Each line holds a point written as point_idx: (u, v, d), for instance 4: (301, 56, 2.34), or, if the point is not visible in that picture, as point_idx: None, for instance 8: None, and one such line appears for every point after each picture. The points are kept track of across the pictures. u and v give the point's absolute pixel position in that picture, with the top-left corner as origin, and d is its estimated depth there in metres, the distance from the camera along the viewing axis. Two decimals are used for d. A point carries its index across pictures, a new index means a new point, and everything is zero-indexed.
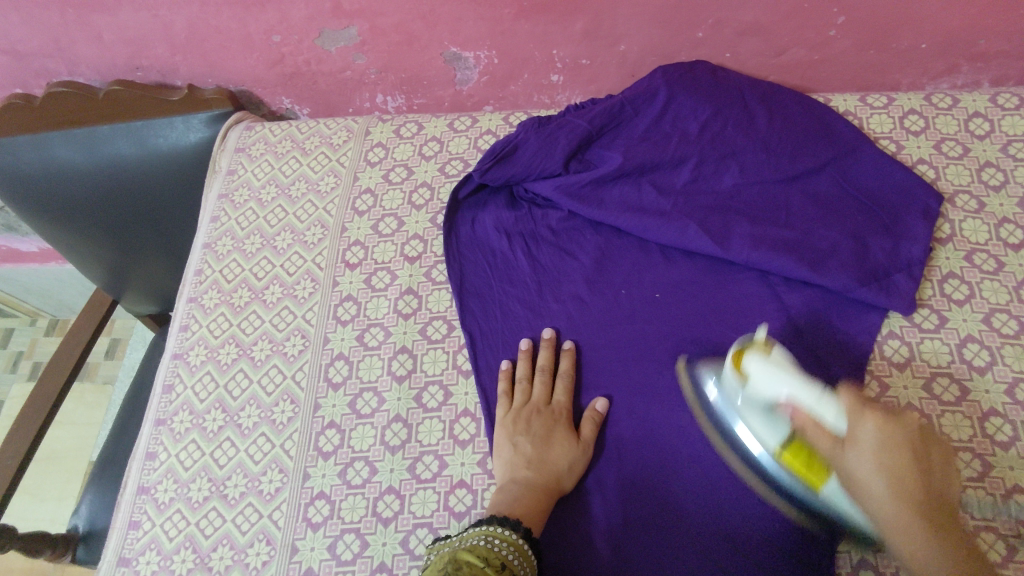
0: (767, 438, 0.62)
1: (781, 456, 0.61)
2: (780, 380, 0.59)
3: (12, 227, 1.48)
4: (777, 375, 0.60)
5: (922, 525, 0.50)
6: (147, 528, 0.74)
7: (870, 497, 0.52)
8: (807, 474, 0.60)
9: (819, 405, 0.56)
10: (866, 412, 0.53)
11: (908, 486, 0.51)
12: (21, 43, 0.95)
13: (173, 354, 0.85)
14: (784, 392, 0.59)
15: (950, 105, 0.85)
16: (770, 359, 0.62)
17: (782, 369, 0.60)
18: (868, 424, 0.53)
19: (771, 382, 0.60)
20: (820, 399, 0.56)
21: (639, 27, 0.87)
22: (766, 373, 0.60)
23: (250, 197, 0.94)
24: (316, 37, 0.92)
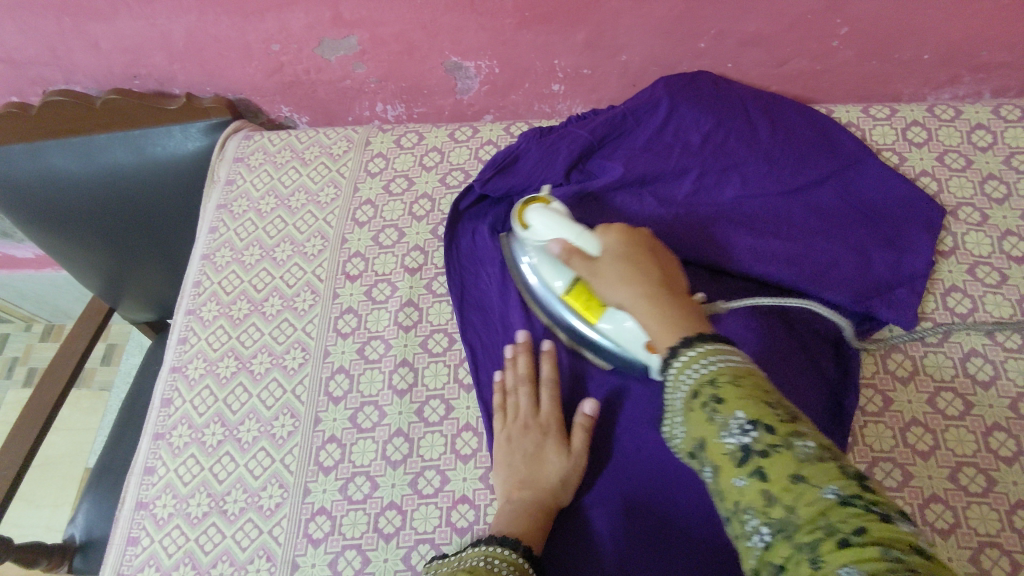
0: (557, 281, 0.72)
1: (568, 300, 0.72)
2: (554, 225, 0.68)
3: (8, 233, 1.47)
4: (546, 222, 0.69)
5: (654, 294, 0.56)
6: (146, 544, 0.73)
7: (621, 286, 0.59)
8: (586, 310, 0.71)
9: (581, 239, 0.65)
10: (610, 228, 0.64)
11: (645, 272, 0.59)
12: (17, 51, 0.94)
13: (172, 367, 0.84)
14: (554, 235, 0.68)
15: (952, 116, 0.85)
16: (550, 208, 0.70)
17: (557, 215, 0.68)
18: (612, 239, 0.63)
19: (543, 227, 0.69)
20: (579, 238, 0.65)
21: (640, 38, 0.87)
22: (538, 220, 0.70)
23: (249, 207, 0.94)
24: (316, 47, 0.92)
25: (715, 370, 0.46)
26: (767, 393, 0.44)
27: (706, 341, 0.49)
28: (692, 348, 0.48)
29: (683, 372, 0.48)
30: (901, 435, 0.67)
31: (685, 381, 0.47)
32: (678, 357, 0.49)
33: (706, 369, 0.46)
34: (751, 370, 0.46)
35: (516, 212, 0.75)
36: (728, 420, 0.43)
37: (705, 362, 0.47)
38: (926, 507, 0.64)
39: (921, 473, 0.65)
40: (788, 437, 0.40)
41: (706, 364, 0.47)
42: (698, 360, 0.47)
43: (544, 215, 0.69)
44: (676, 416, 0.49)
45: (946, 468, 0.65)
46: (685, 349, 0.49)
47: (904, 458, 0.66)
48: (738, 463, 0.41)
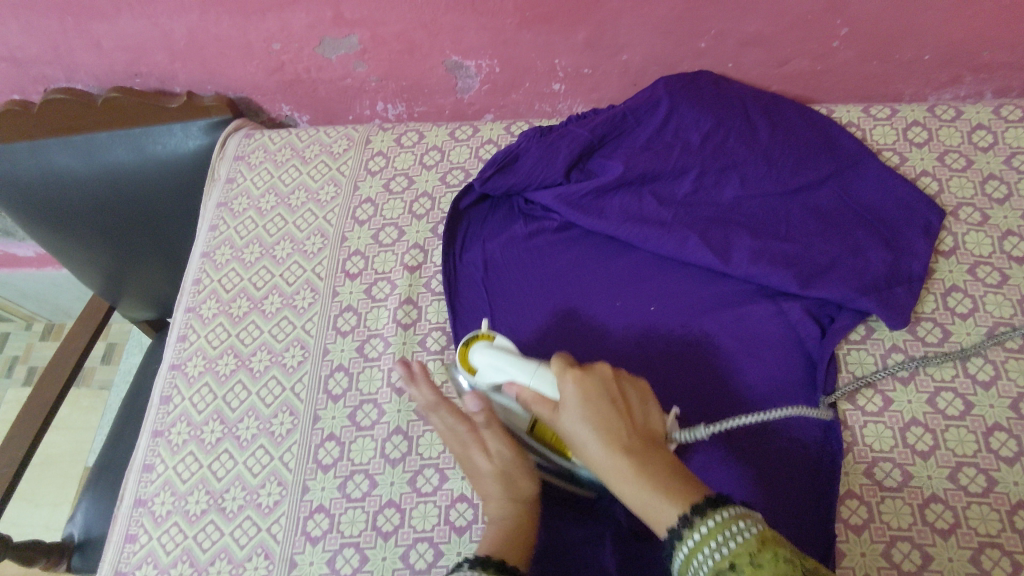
0: (521, 415, 0.69)
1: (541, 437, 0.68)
2: (500, 364, 0.66)
3: (9, 232, 1.46)
4: (501, 360, 0.66)
5: (629, 452, 0.54)
6: (144, 542, 0.73)
7: (582, 442, 0.56)
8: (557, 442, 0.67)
9: (535, 382, 0.63)
10: (560, 360, 0.62)
11: (608, 418, 0.56)
12: (19, 49, 0.94)
13: (170, 365, 0.84)
14: (507, 378, 0.65)
15: (953, 117, 0.85)
16: (496, 346, 0.68)
17: (503, 352, 0.67)
18: (568, 382, 0.58)
19: (503, 365, 0.66)
20: (535, 377, 0.63)
21: (640, 37, 0.87)
22: (492, 361, 0.67)
23: (250, 205, 0.94)
24: (317, 45, 0.92)
25: (738, 539, 0.45)
26: (786, 553, 0.44)
27: (722, 508, 0.47)
28: (705, 521, 0.47)
29: (709, 543, 0.46)
30: (901, 434, 0.67)
31: (708, 564, 0.45)
32: (697, 527, 0.47)
33: (728, 547, 0.45)
34: (766, 535, 0.45)
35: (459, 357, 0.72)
36: None
37: (727, 536, 0.45)
38: (926, 507, 0.64)
39: (920, 473, 0.65)
40: None
41: (730, 536, 0.45)
42: (719, 538, 0.45)
43: (492, 353, 0.67)
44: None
45: (946, 468, 0.65)
46: (697, 522, 0.47)
47: (904, 459, 0.66)
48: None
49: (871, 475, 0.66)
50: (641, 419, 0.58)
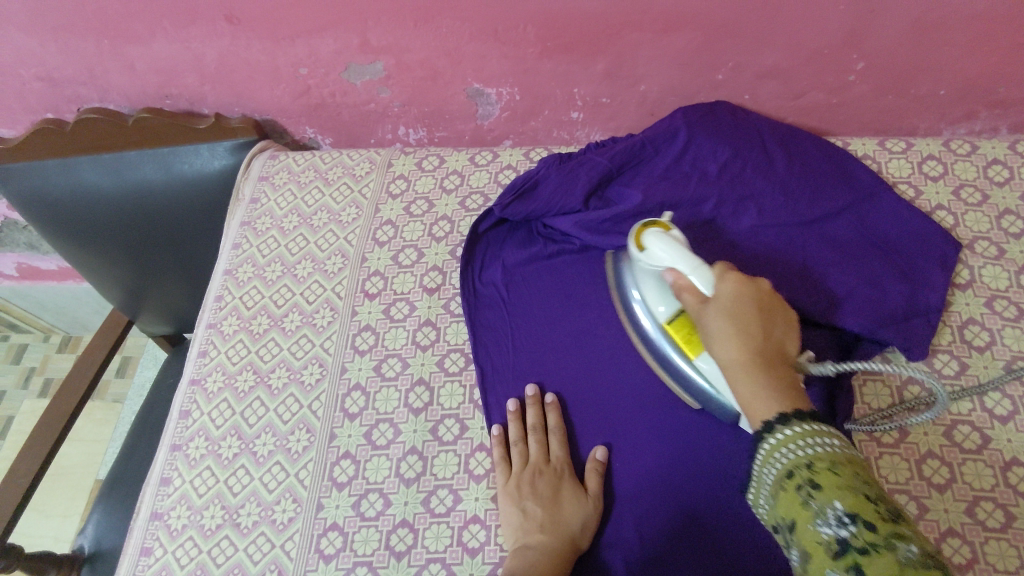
0: (659, 308, 0.67)
1: (667, 330, 0.67)
2: (669, 250, 0.63)
3: (33, 246, 1.49)
4: (668, 248, 0.63)
5: (757, 362, 0.54)
6: (159, 555, 0.74)
7: (717, 344, 0.56)
8: (685, 346, 0.65)
9: (694, 274, 0.61)
10: (728, 276, 0.60)
11: (752, 339, 0.55)
12: (56, 70, 0.97)
13: (190, 380, 0.85)
14: (671, 263, 0.63)
15: (968, 151, 0.86)
16: (670, 235, 0.65)
17: (676, 242, 0.64)
18: (727, 284, 0.59)
19: (662, 252, 0.64)
20: (694, 271, 0.61)
21: (658, 69, 0.89)
22: (658, 242, 0.64)
23: (273, 225, 0.96)
24: (343, 71, 0.94)
25: (814, 450, 0.47)
26: (868, 485, 0.44)
27: (806, 421, 0.49)
28: (791, 424, 0.49)
29: (789, 446, 0.48)
30: (917, 466, 0.67)
31: (783, 462, 0.48)
32: (780, 430, 0.49)
33: (804, 453, 0.47)
34: (849, 457, 0.46)
35: (631, 231, 0.70)
36: (825, 506, 0.43)
37: (807, 444, 0.47)
38: (943, 541, 0.63)
39: (937, 506, 0.65)
40: (888, 535, 0.40)
41: (805, 446, 0.47)
42: (797, 442, 0.48)
43: (663, 239, 0.64)
44: (769, 496, 0.49)
45: (963, 501, 0.65)
46: (785, 424, 0.49)
47: (920, 491, 0.66)
48: (833, 554, 0.42)
49: None
50: (782, 339, 0.57)
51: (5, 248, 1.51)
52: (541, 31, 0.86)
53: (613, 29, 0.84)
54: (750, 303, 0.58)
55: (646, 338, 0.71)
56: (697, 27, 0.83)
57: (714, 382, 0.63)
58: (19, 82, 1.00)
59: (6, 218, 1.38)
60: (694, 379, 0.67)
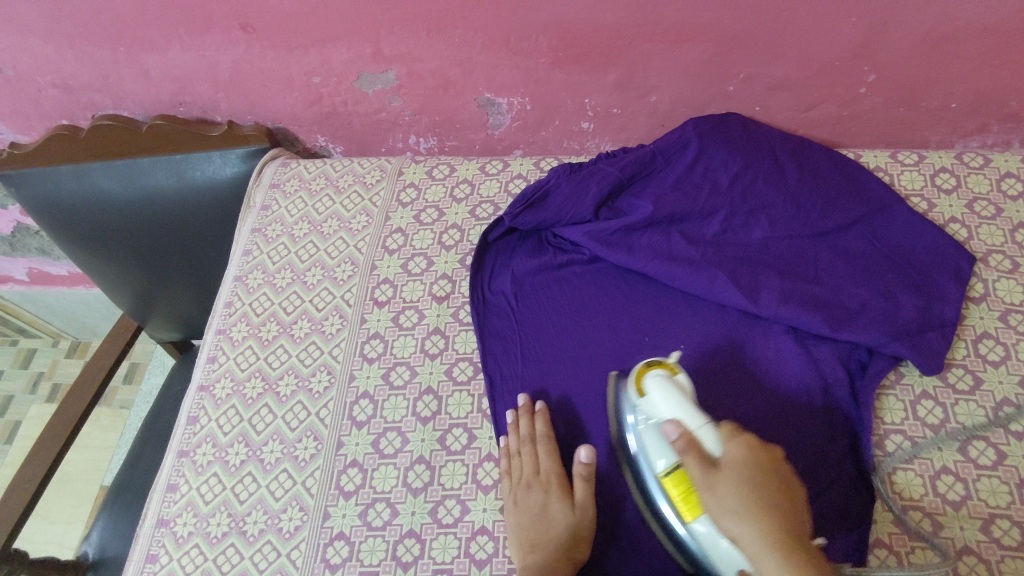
0: (659, 460, 0.64)
1: (666, 484, 0.63)
2: (671, 401, 0.62)
3: (44, 251, 1.50)
4: (671, 397, 0.62)
5: (779, 539, 0.52)
6: (164, 562, 0.73)
7: (724, 518, 0.55)
8: (683, 504, 0.61)
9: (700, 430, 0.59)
10: (740, 436, 0.58)
11: (767, 508, 0.54)
12: (72, 77, 0.99)
13: (199, 386, 0.85)
14: (674, 414, 0.61)
15: (981, 164, 0.85)
16: (673, 381, 0.64)
17: (681, 394, 0.62)
18: (737, 446, 0.58)
19: (663, 401, 0.62)
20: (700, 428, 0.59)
21: (669, 79, 0.89)
22: (660, 392, 0.63)
23: (283, 232, 0.96)
24: (355, 80, 0.95)
25: None
26: None
27: None
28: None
29: None
30: (931, 482, 0.66)
31: None
32: None
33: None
34: None
35: (634, 373, 0.69)
36: None
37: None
38: (959, 559, 0.62)
39: (952, 523, 0.64)
40: None
41: None
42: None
43: (664, 388, 0.63)
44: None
45: (978, 518, 0.64)
46: None
47: (934, 508, 0.65)
48: None
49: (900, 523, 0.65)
50: (795, 496, 0.56)
51: (16, 253, 1.51)
52: (553, 42, 0.86)
53: (625, 39, 0.85)
54: (766, 471, 0.56)
55: (647, 497, 0.67)
56: (708, 39, 0.83)
57: (714, 543, 0.59)
58: (35, 89, 1.01)
59: (18, 223, 1.39)
60: (689, 539, 0.62)
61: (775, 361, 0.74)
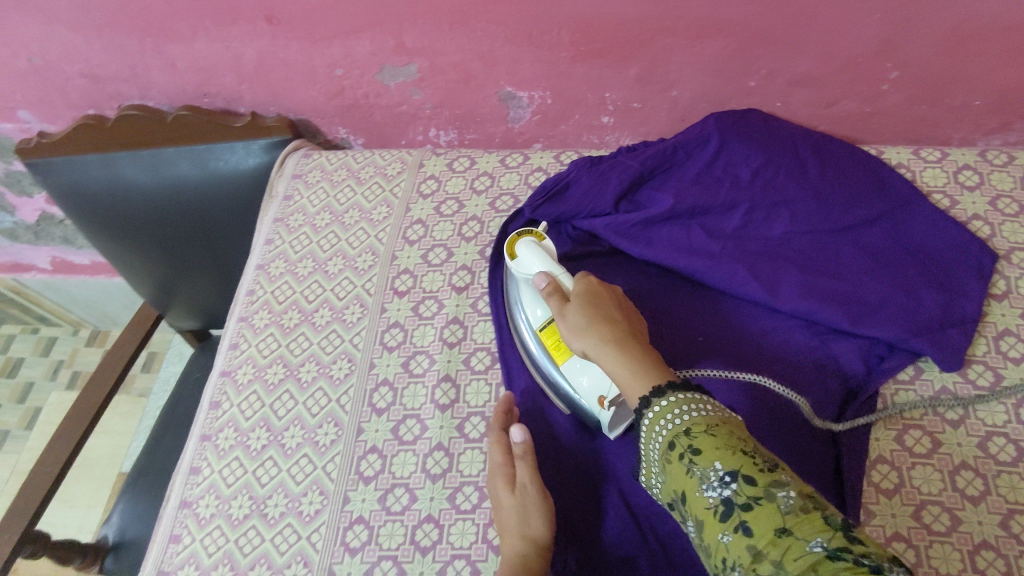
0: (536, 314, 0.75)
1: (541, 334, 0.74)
2: (539, 260, 0.72)
3: (68, 240, 1.52)
4: (534, 253, 0.72)
5: (619, 335, 0.60)
6: (187, 543, 0.75)
7: (576, 334, 0.63)
8: (555, 351, 0.73)
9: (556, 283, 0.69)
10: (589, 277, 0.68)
11: (615, 324, 0.62)
12: (99, 67, 1.00)
13: (221, 372, 0.86)
14: (540, 269, 0.71)
15: (1004, 162, 0.85)
16: (540, 246, 0.74)
17: (544, 254, 0.72)
18: (584, 283, 0.67)
19: (533, 261, 0.72)
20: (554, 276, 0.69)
21: (691, 74, 0.90)
22: (527, 253, 0.73)
23: (305, 222, 0.97)
24: (378, 72, 0.96)
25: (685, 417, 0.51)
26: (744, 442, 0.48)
27: (678, 391, 0.53)
28: (664, 398, 0.52)
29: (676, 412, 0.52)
30: (950, 477, 0.66)
31: (660, 438, 0.52)
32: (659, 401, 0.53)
33: (685, 418, 0.51)
34: (727, 419, 0.50)
35: (509, 245, 0.79)
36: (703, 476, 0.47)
37: (684, 410, 0.51)
38: (977, 554, 0.62)
39: (971, 518, 0.64)
40: (767, 487, 0.44)
41: (683, 412, 0.51)
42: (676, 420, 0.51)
43: (533, 249, 0.73)
44: (656, 467, 0.53)
45: (997, 514, 0.64)
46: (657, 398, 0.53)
47: (953, 503, 0.65)
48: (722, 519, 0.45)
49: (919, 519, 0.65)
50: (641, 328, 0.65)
51: (40, 242, 1.54)
52: (575, 36, 0.87)
53: (647, 34, 0.85)
54: (613, 303, 0.65)
55: (527, 348, 0.78)
56: (730, 33, 0.83)
57: (578, 380, 0.71)
58: (63, 79, 1.03)
59: (43, 212, 1.41)
60: (563, 385, 0.73)
61: (797, 356, 0.73)
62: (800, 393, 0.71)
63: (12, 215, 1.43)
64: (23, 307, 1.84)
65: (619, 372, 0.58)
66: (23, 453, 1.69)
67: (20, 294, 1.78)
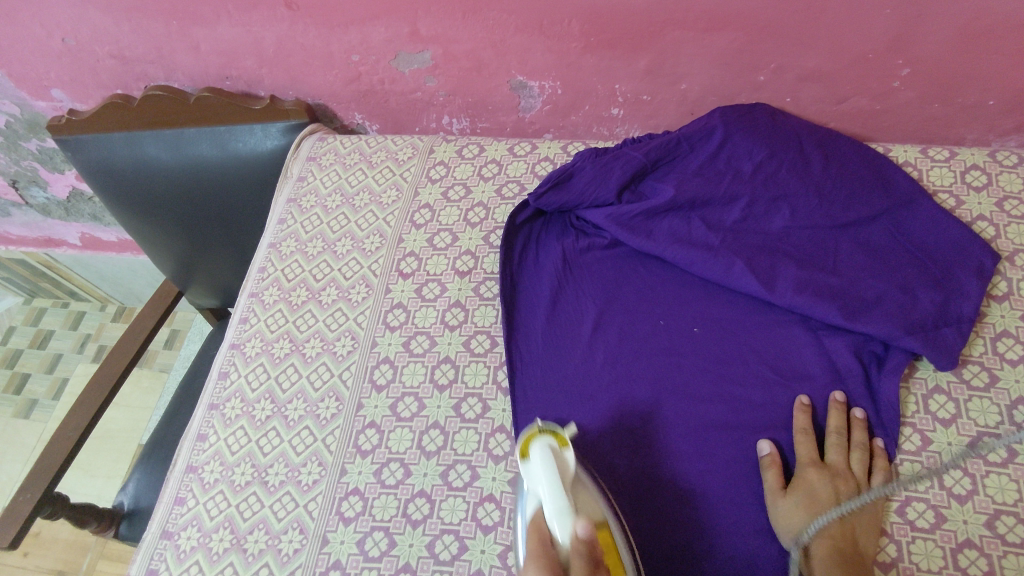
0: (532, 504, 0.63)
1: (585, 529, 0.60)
2: (542, 479, 0.62)
3: (97, 217, 1.58)
4: (552, 474, 0.62)
5: None
6: (191, 505, 0.78)
7: None
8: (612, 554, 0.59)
9: (559, 516, 0.59)
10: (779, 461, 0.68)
11: None
12: (128, 48, 1.04)
13: (231, 344, 0.90)
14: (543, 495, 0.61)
15: (1014, 163, 0.84)
16: (557, 459, 0.63)
17: (550, 467, 0.62)
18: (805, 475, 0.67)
19: (543, 480, 0.62)
20: (558, 516, 0.59)
21: (701, 67, 0.90)
22: (544, 465, 0.62)
23: (317, 203, 1.00)
24: (392, 59, 0.98)
25: None
26: None
27: None
28: None
29: None
30: (937, 476, 0.67)
31: None
32: None
33: None
34: None
35: (521, 438, 0.68)
36: None
37: None
38: (959, 552, 0.63)
39: (956, 516, 0.65)
40: None
41: None
42: None
43: (545, 466, 0.62)
44: None
45: (983, 514, 0.65)
46: None
47: (938, 500, 0.66)
48: None
49: (903, 514, 0.65)
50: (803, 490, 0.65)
51: (70, 218, 1.60)
52: (585, 26, 0.87)
53: (656, 26, 0.86)
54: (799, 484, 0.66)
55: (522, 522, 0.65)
56: (739, 27, 0.84)
57: None
58: (94, 59, 1.07)
59: (73, 188, 1.46)
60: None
61: (788, 351, 0.75)
62: (789, 387, 0.73)
63: (44, 190, 1.48)
64: (55, 281, 1.91)
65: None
66: (49, 421, 1.76)
67: (51, 268, 1.84)
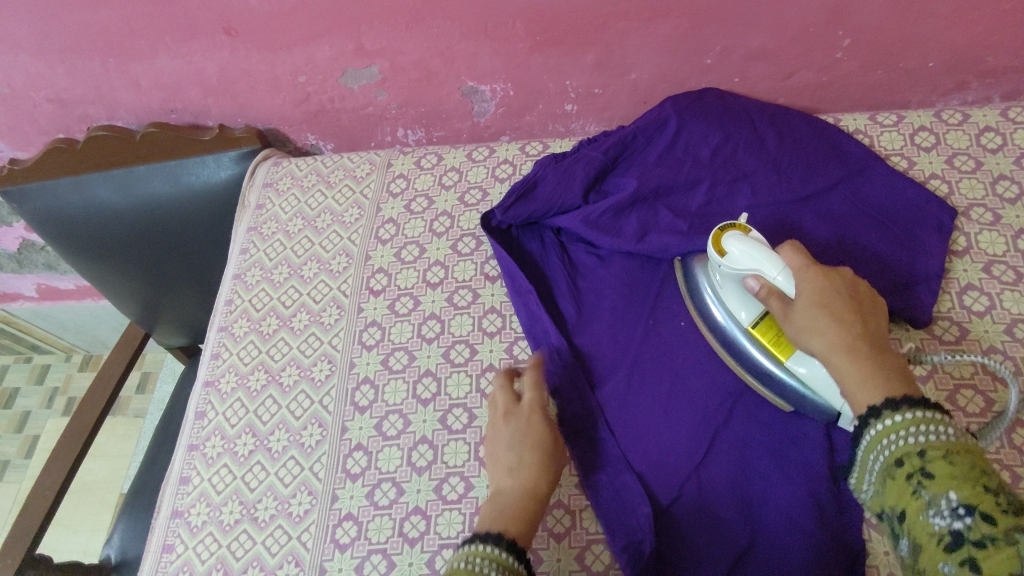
0: (743, 312, 0.70)
1: (756, 330, 0.69)
2: (747, 258, 0.65)
3: (52, 266, 1.52)
4: (751, 250, 0.64)
5: (849, 343, 0.56)
6: (180, 552, 0.75)
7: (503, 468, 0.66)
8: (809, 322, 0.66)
9: (783, 279, 0.62)
10: (817, 271, 0.61)
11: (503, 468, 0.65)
12: (66, 91, 1.01)
13: (204, 382, 0.87)
14: (755, 269, 0.65)
15: (959, 120, 0.87)
16: (750, 238, 0.66)
17: (753, 245, 0.65)
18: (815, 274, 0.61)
19: (748, 259, 0.65)
20: (782, 274, 0.62)
21: (648, 57, 0.91)
22: (741, 248, 0.65)
23: (278, 229, 0.98)
24: (339, 76, 0.97)
25: None
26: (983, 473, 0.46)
27: (907, 408, 0.51)
28: None
29: (885, 440, 0.51)
30: None
31: (887, 451, 0.51)
32: (874, 424, 0.52)
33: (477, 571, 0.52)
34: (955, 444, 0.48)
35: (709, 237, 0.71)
36: (935, 502, 0.46)
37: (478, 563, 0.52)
38: None
39: None
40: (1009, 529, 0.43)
41: (912, 435, 0.49)
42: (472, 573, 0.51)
43: (744, 246, 0.65)
44: (873, 478, 0.52)
45: None
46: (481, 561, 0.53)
47: None
48: (947, 546, 0.45)
49: None
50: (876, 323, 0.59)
51: (24, 271, 1.54)
52: (530, 26, 0.87)
53: (599, 20, 0.86)
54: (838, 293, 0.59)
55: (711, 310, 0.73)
56: (681, 13, 0.84)
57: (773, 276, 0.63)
58: (31, 105, 1.03)
59: (24, 239, 1.41)
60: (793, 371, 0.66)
61: None
62: None
63: None
64: (15, 336, 1.84)
65: (847, 382, 0.55)
66: (24, 481, 1.70)
67: (10, 323, 1.78)
